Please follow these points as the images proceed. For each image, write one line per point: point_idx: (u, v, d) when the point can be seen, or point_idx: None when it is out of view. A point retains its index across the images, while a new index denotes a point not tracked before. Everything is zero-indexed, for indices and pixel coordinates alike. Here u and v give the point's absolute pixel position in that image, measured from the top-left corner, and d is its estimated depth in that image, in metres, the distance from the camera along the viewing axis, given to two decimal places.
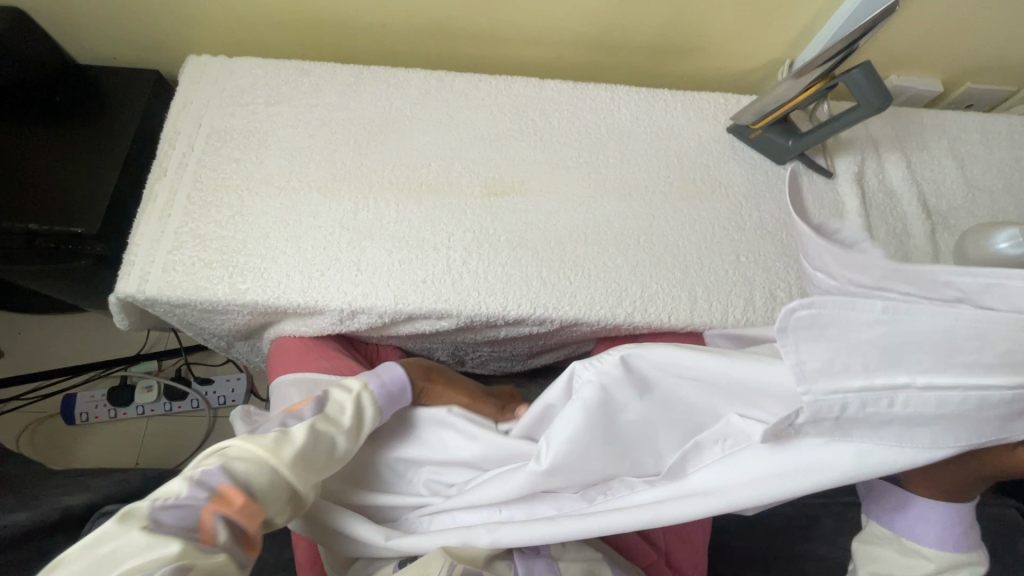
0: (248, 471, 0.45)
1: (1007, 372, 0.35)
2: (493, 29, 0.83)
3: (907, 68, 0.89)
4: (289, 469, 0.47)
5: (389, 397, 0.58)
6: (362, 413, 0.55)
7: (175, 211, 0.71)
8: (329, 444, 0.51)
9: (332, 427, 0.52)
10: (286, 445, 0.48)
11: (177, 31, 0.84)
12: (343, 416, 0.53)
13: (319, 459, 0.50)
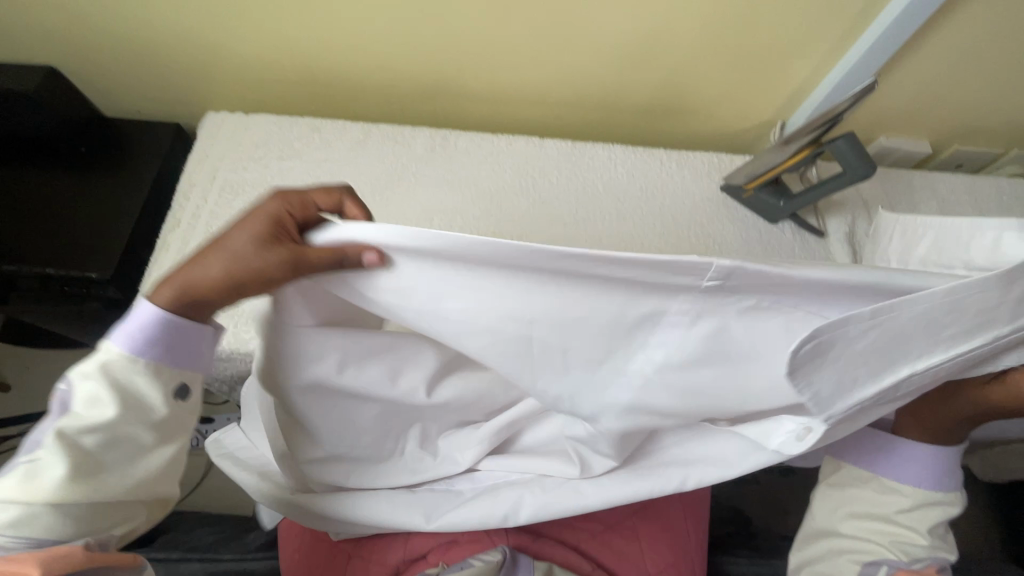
0: (16, 535, 0.42)
1: (975, 334, 0.47)
2: (497, 92, 0.88)
3: (896, 131, 0.92)
4: (56, 495, 0.42)
5: (154, 347, 0.45)
6: (127, 386, 0.44)
7: (186, 261, 0.74)
8: (112, 437, 0.44)
9: (102, 426, 0.43)
10: (48, 478, 0.42)
11: (198, 89, 0.90)
12: (108, 407, 0.43)
13: (111, 457, 0.44)
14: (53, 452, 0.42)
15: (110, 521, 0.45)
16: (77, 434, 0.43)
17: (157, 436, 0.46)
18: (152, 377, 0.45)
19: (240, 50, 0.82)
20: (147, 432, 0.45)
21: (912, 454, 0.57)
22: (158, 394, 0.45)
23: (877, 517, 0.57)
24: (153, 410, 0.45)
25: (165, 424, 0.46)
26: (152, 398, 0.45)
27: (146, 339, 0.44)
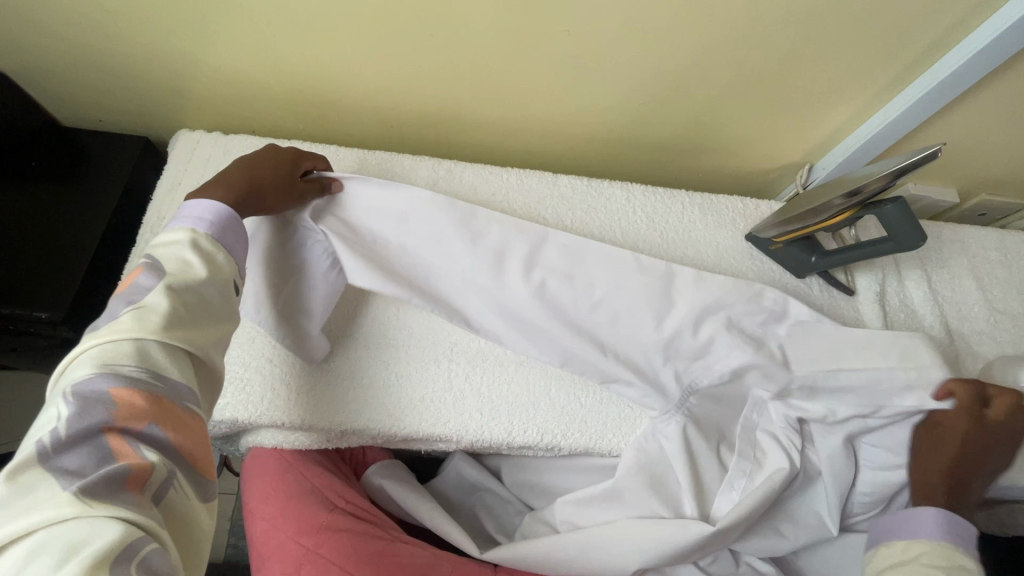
0: (137, 366, 0.40)
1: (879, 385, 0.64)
2: (506, 121, 0.80)
3: (924, 178, 0.88)
4: (176, 283, 0.45)
5: (228, 229, 0.51)
6: (212, 257, 0.49)
7: None
8: (198, 292, 0.46)
9: (194, 282, 0.46)
10: (158, 311, 0.43)
11: (171, 104, 0.80)
12: (194, 265, 0.47)
13: (204, 315, 0.46)
14: (159, 296, 0.44)
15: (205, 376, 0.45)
16: (182, 285, 0.45)
17: (224, 308, 0.48)
18: (226, 255, 0.50)
19: (223, 65, 0.72)
20: (219, 296, 0.48)
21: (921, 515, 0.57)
22: (228, 269, 0.50)
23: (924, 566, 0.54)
24: (223, 276, 0.49)
25: (230, 298, 0.49)
26: (222, 270, 0.49)
27: (215, 224, 0.50)
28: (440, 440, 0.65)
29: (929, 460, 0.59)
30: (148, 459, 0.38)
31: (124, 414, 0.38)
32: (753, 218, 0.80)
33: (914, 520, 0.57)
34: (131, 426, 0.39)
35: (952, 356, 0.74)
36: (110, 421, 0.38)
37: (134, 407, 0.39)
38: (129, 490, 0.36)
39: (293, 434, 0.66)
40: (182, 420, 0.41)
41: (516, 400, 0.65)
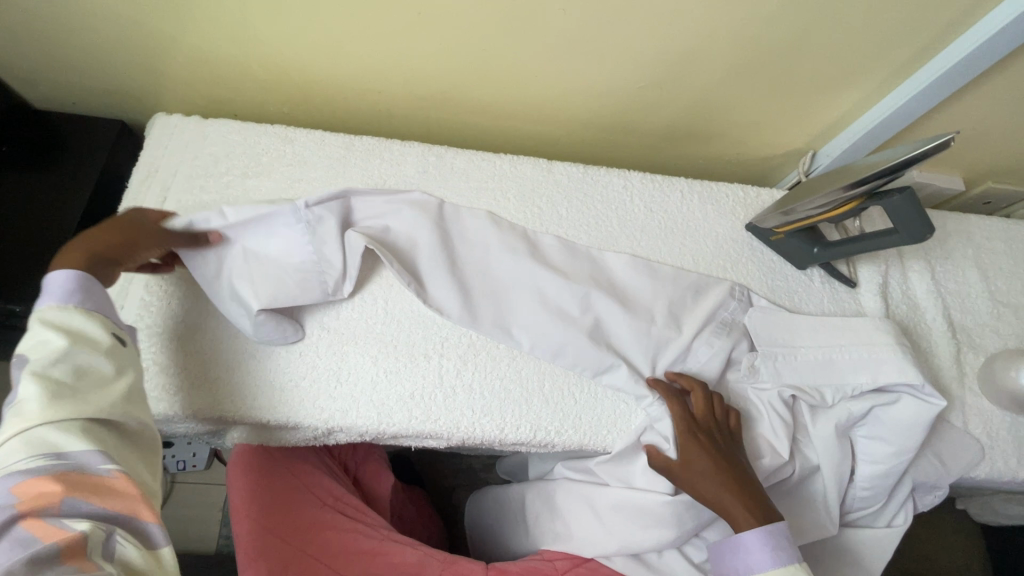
0: (31, 457, 0.40)
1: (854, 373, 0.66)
2: (500, 104, 0.76)
3: (930, 165, 0.85)
4: (41, 368, 0.44)
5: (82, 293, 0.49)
6: (74, 324, 0.47)
7: (128, 302, 0.62)
8: (75, 362, 0.45)
9: (65, 354, 0.45)
10: (32, 397, 0.42)
11: (148, 85, 0.76)
12: (61, 338, 0.45)
13: (89, 378, 0.45)
14: (26, 386, 0.42)
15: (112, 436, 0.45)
16: (52, 361, 0.44)
17: (115, 365, 0.47)
18: (88, 314, 0.48)
19: (198, 45, 0.68)
20: (106, 359, 0.47)
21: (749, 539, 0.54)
22: (99, 330, 0.48)
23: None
24: (99, 338, 0.48)
25: (117, 353, 0.48)
26: (96, 332, 0.48)
27: (70, 294, 0.48)
28: (431, 438, 0.63)
29: (707, 481, 0.57)
30: (77, 531, 0.39)
31: (32, 503, 0.39)
32: (755, 206, 0.77)
33: (743, 546, 0.55)
34: (46, 510, 0.39)
35: (954, 350, 0.72)
36: (20, 514, 0.38)
37: (39, 494, 0.39)
38: (66, 567, 0.37)
39: (267, 431, 0.63)
40: (98, 483, 0.42)
41: (508, 396, 0.63)
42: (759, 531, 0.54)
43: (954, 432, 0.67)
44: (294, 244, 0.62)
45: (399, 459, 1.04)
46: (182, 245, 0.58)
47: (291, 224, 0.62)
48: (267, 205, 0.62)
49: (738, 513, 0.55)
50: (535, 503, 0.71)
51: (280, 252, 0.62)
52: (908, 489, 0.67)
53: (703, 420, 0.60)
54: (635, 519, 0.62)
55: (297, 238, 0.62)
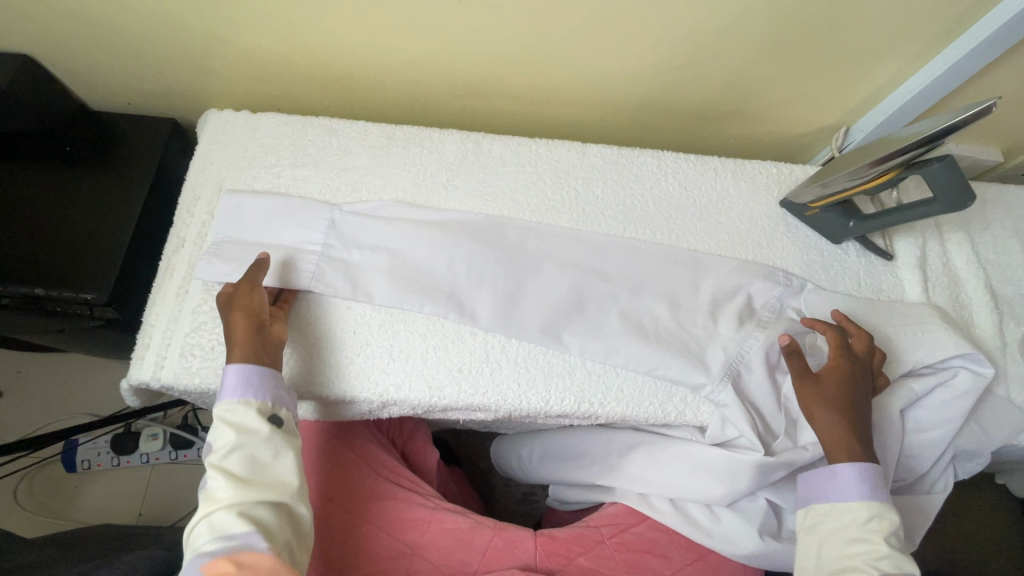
0: (213, 540, 0.49)
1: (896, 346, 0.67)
2: (533, 91, 0.78)
3: (966, 136, 0.84)
4: (218, 467, 0.52)
5: (249, 382, 0.56)
6: (244, 419, 0.54)
7: (194, 287, 0.66)
8: (247, 454, 0.53)
9: (237, 448, 0.53)
10: (217, 489, 0.51)
11: (201, 83, 0.79)
12: (231, 434, 0.53)
13: (255, 468, 0.53)
14: (214, 478, 0.51)
15: (281, 521, 0.52)
16: (225, 456, 0.52)
17: (273, 452, 0.54)
18: (251, 403, 0.55)
19: (249, 42, 0.72)
20: (266, 449, 0.54)
21: (846, 471, 0.56)
22: (261, 421, 0.54)
23: (853, 542, 0.54)
24: (261, 430, 0.54)
25: (276, 439, 0.55)
26: (257, 423, 0.54)
27: (245, 385, 0.55)
28: (478, 410, 0.65)
29: (822, 409, 0.58)
30: None
31: None
32: (788, 182, 0.78)
33: (837, 478, 0.56)
34: None
35: (996, 319, 0.72)
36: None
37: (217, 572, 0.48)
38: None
39: (334, 407, 0.66)
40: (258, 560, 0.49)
41: (552, 369, 0.65)
42: (859, 465, 0.56)
43: (998, 402, 0.67)
44: (329, 239, 0.68)
45: (437, 441, 1.07)
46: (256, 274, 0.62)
47: (310, 226, 0.69)
48: (318, 209, 0.70)
49: (848, 444, 0.57)
50: (583, 473, 0.73)
51: (309, 246, 0.68)
52: (950, 455, 0.65)
53: (861, 355, 0.62)
54: (686, 475, 0.64)
55: (321, 229, 0.69)
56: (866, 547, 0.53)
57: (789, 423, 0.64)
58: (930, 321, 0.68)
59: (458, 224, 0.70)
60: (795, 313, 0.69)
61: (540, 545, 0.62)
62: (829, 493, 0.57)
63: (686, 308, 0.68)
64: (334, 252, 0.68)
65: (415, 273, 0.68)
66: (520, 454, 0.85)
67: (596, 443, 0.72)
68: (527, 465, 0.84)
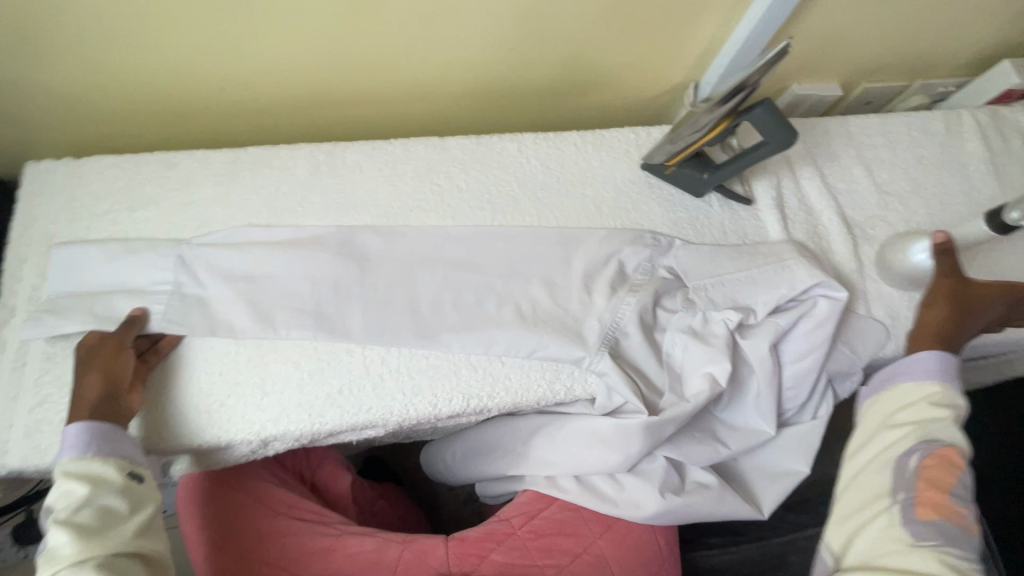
0: None
1: (762, 285, 0.69)
2: (381, 92, 0.76)
3: (806, 77, 0.89)
4: (62, 525, 0.48)
5: (95, 441, 0.52)
6: (94, 472, 0.51)
7: (33, 358, 0.60)
8: (96, 506, 0.49)
9: (85, 502, 0.49)
10: (63, 545, 0.47)
11: (16, 136, 0.73)
12: (78, 488, 0.49)
13: (106, 520, 0.49)
14: (56, 535, 0.48)
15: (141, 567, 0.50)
16: (71, 511, 0.49)
17: (128, 503, 0.51)
18: (103, 460, 0.51)
19: (54, 84, 0.66)
20: (121, 498, 0.51)
21: (927, 356, 0.60)
22: (115, 472, 0.51)
23: (921, 410, 0.58)
24: (116, 478, 0.51)
25: (132, 490, 0.52)
26: (112, 473, 0.51)
27: (90, 442, 0.51)
28: (368, 428, 0.64)
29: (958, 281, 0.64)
30: None
31: None
32: (647, 144, 0.80)
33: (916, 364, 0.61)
34: None
35: (851, 244, 0.76)
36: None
37: None
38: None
39: (214, 455, 0.62)
40: None
41: (436, 372, 0.64)
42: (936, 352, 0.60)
43: (861, 320, 0.71)
44: (180, 278, 0.64)
45: (369, 461, 1.05)
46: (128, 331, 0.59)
47: (156, 264, 0.64)
48: (163, 250, 0.65)
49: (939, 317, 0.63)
50: (496, 466, 0.73)
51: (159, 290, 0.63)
52: (825, 379, 0.69)
53: None
54: (586, 447, 0.65)
55: (169, 270, 0.64)
56: (929, 416, 0.57)
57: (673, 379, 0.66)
58: (790, 258, 0.71)
59: (320, 241, 0.68)
60: (667, 272, 0.71)
61: (452, 549, 0.61)
62: (907, 375, 0.61)
63: (562, 285, 0.69)
64: (189, 292, 0.64)
65: (279, 298, 0.65)
66: (443, 458, 0.84)
67: (504, 434, 0.72)
68: (450, 467, 0.83)
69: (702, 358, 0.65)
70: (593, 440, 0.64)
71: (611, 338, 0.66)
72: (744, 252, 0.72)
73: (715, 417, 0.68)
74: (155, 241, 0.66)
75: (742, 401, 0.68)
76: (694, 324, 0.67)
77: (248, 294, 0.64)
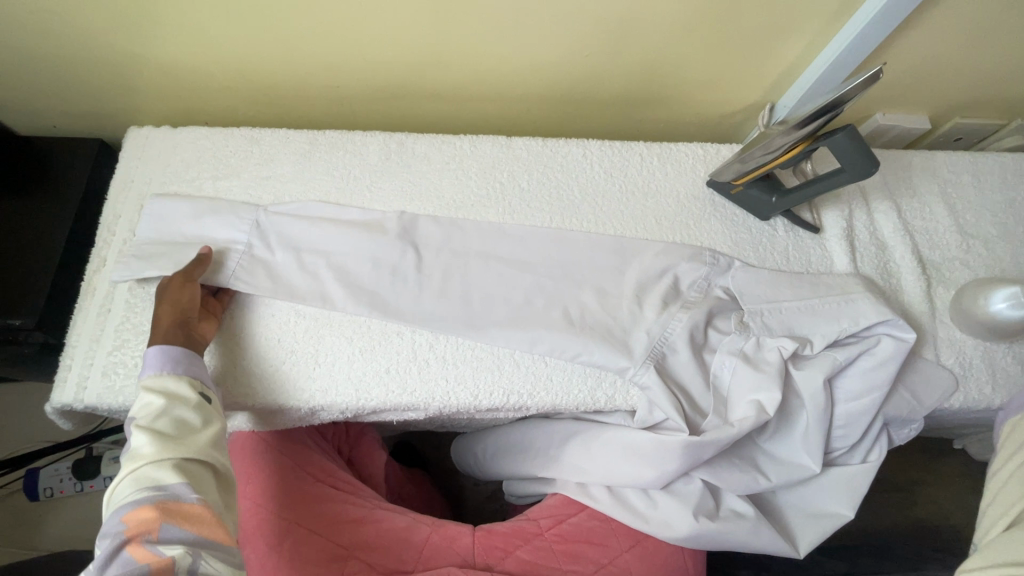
0: (137, 491, 0.46)
1: (822, 318, 0.67)
2: (456, 88, 0.78)
3: (891, 107, 0.85)
4: (144, 428, 0.49)
5: (171, 361, 0.54)
6: (171, 389, 0.53)
7: (116, 306, 0.66)
8: (175, 417, 0.51)
9: (164, 411, 0.51)
10: (142, 445, 0.48)
11: (123, 102, 0.79)
12: (158, 399, 0.51)
13: (183, 429, 0.51)
14: (137, 436, 0.49)
15: (211, 476, 0.50)
16: (151, 417, 0.50)
17: (202, 418, 0.53)
18: (177, 378, 0.54)
19: (161, 58, 0.72)
20: (196, 413, 0.52)
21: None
22: (189, 390, 0.54)
23: None
24: (189, 395, 0.53)
25: (204, 408, 0.54)
26: (186, 391, 0.53)
27: (169, 361, 0.54)
28: (409, 410, 0.65)
29: None
30: (167, 558, 0.43)
31: (137, 529, 0.44)
32: (715, 161, 0.78)
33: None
34: (146, 537, 0.44)
35: (925, 285, 0.72)
36: (126, 539, 0.44)
37: (143, 519, 0.45)
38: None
39: (263, 415, 0.65)
40: (190, 510, 0.46)
41: (480, 364, 0.65)
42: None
43: (928, 366, 0.68)
44: (250, 244, 0.68)
45: (401, 445, 1.07)
46: (196, 268, 0.63)
47: (234, 225, 0.68)
48: (244, 213, 0.69)
49: None
50: (527, 465, 0.73)
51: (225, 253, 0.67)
52: (881, 423, 0.66)
53: None
54: (622, 458, 0.64)
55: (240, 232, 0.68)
56: None
57: (718, 401, 0.64)
58: (855, 292, 0.68)
59: (382, 225, 0.70)
60: (722, 292, 0.69)
61: (478, 539, 0.63)
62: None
63: (613, 294, 0.68)
64: (258, 253, 0.68)
65: (340, 277, 0.67)
66: (474, 451, 0.85)
67: (539, 434, 0.72)
68: (480, 461, 0.84)
69: (750, 384, 0.64)
70: (630, 452, 0.64)
71: (659, 353, 0.65)
72: (807, 281, 0.70)
73: (757, 446, 0.66)
74: (235, 207, 0.70)
75: (788, 434, 0.66)
76: (747, 349, 0.66)
77: (312, 267, 0.68)
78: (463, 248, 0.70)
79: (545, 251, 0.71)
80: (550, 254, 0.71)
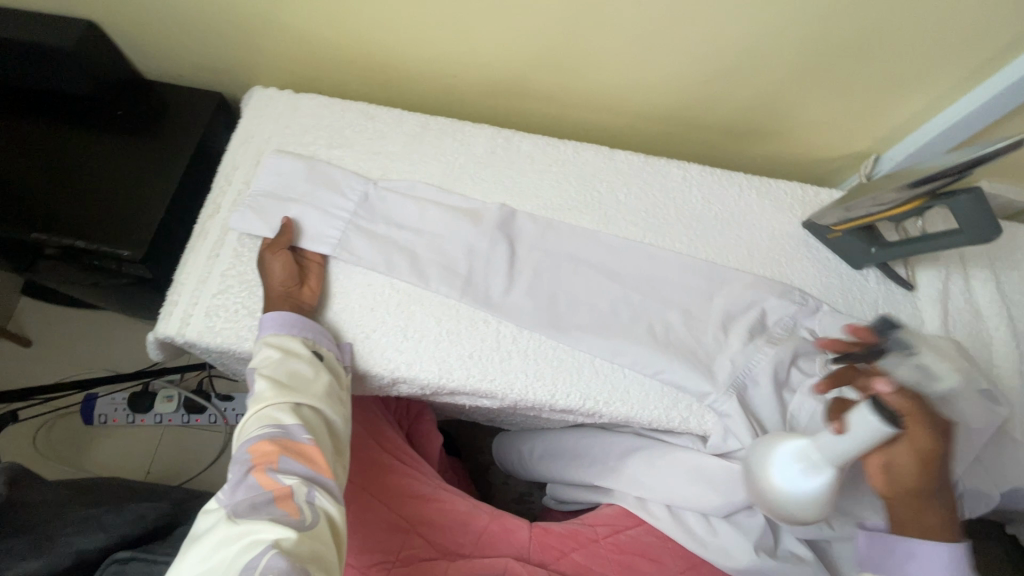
0: (261, 427, 0.52)
1: None
2: (568, 93, 0.80)
3: (1000, 175, 0.84)
4: (266, 375, 0.56)
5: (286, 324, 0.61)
6: (288, 345, 0.59)
7: (225, 252, 0.69)
8: (291, 368, 0.57)
9: (283, 363, 0.57)
10: (266, 389, 0.54)
11: (251, 62, 0.83)
12: (277, 352, 0.58)
13: (298, 379, 0.57)
14: (262, 382, 0.55)
15: (321, 421, 0.55)
16: (272, 366, 0.57)
17: (315, 369, 0.58)
18: (294, 340, 0.60)
19: (301, 27, 0.75)
20: (308, 366, 0.58)
21: None
22: (303, 347, 0.59)
23: None
24: (302, 350, 0.59)
25: (316, 362, 0.59)
26: (300, 347, 0.59)
27: (287, 325, 0.60)
28: (485, 397, 0.67)
29: None
30: (287, 486, 0.49)
31: (260, 459, 0.50)
32: (812, 204, 0.78)
33: None
34: (268, 466, 0.50)
35: (1017, 360, 0.71)
36: (252, 466, 0.50)
37: (265, 451, 0.50)
38: (276, 513, 0.47)
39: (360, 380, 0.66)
40: (304, 447, 0.52)
41: (560, 364, 0.66)
42: None
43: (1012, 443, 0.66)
44: (354, 212, 0.71)
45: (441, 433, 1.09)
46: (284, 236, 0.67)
47: (345, 193, 0.71)
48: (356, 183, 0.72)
49: None
50: (582, 473, 0.74)
51: (326, 219, 0.70)
52: (957, 493, 0.64)
53: None
54: (687, 481, 0.64)
55: (348, 197, 0.71)
56: None
57: None
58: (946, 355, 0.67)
59: (482, 215, 0.72)
60: (808, 334, 0.69)
61: (535, 536, 0.64)
62: None
63: (698, 318, 0.69)
64: (359, 218, 0.70)
65: (437, 258, 0.69)
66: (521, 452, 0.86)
67: (600, 444, 0.72)
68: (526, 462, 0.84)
69: None
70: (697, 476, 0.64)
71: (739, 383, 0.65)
72: None
73: None
74: (351, 175, 0.73)
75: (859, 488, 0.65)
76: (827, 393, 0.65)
77: (412, 244, 0.70)
78: (556, 248, 0.72)
79: (635, 266, 0.71)
80: (640, 269, 0.71)
